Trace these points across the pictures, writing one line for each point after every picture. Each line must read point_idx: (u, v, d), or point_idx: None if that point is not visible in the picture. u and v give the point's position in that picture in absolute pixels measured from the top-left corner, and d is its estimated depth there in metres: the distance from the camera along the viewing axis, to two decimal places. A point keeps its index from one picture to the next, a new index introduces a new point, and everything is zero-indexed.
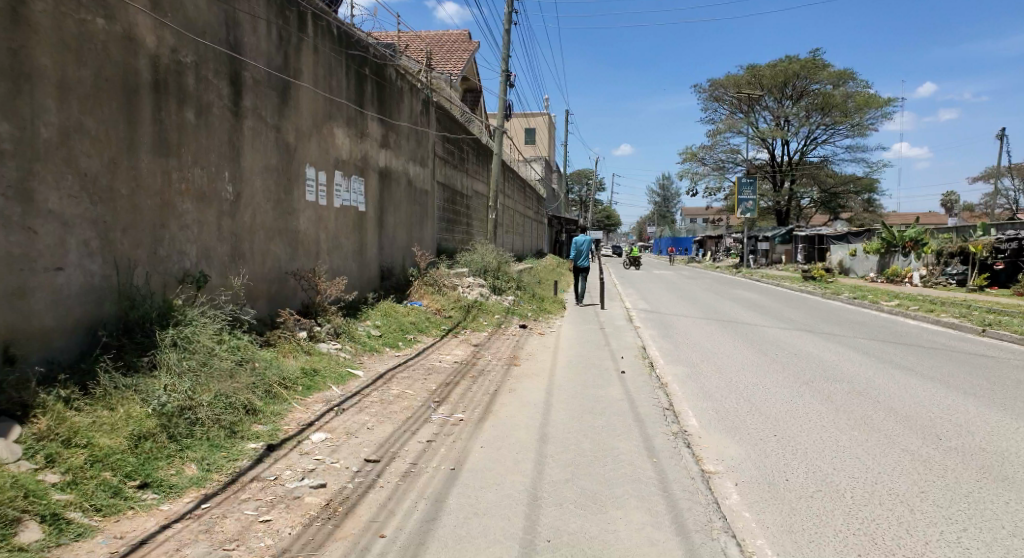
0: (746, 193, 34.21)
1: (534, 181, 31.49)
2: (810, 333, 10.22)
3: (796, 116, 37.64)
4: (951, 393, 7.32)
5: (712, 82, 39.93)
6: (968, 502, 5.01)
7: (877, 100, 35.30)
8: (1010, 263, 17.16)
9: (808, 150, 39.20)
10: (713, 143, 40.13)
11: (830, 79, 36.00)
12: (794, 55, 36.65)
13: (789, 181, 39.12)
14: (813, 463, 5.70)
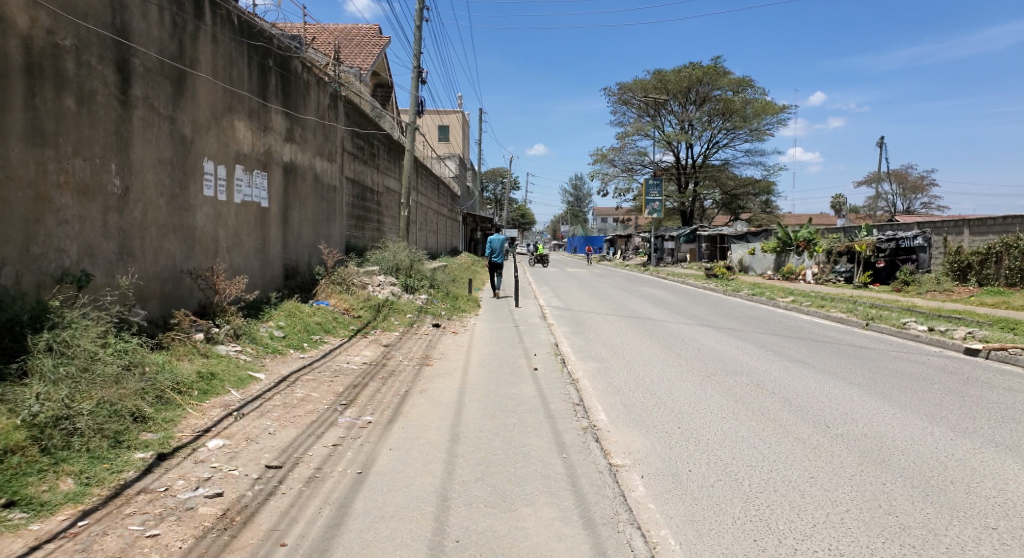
0: (653, 194, 35.22)
1: (447, 179, 31.31)
2: (711, 328, 10.70)
3: (699, 120, 39.40)
4: (839, 383, 7.84)
5: (620, 86, 41.08)
6: (851, 485, 5.39)
7: (773, 108, 37.41)
8: (890, 262, 18.32)
9: (711, 153, 41.03)
10: (622, 145, 41.32)
11: (730, 86, 37.82)
12: (698, 61, 38.22)
13: (694, 183, 40.84)
14: (713, 454, 5.96)
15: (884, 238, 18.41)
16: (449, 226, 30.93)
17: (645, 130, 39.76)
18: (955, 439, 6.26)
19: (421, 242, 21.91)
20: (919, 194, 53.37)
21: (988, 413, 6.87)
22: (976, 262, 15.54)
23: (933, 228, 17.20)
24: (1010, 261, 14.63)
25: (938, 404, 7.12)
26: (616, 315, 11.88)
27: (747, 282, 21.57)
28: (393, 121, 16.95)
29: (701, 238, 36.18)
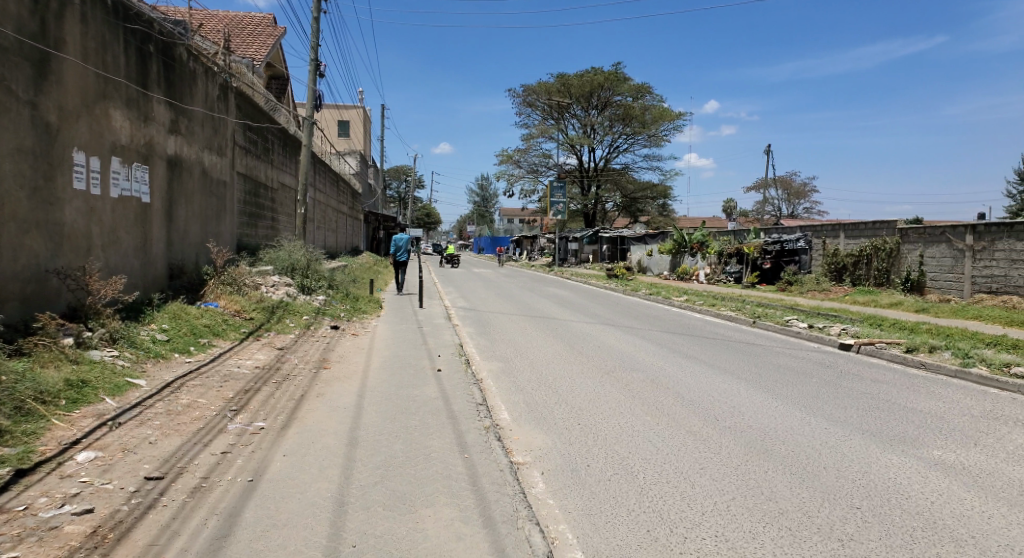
0: (557, 196, 35.86)
1: (348, 177, 30.55)
2: (611, 327, 11.04)
3: (600, 125, 40.58)
4: (727, 378, 8.29)
5: (524, 88, 41.57)
6: (737, 474, 5.70)
7: (669, 115, 39.10)
8: (774, 263, 19.55)
9: (613, 158, 42.37)
10: (527, 146, 41.88)
11: (630, 93, 39.15)
12: (599, 67, 39.38)
13: (596, 186, 41.99)
14: (611, 448, 6.15)
15: (771, 241, 19.60)
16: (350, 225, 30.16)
17: (550, 133, 40.52)
18: (829, 428, 6.77)
19: (319, 242, 21.26)
20: (802, 199, 57.37)
21: (858, 403, 7.48)
22: (850, 263, 16.82)
23: (813, 231, 18.47)
24: (879, 263, 15.95)
25: (815, 395, 7.67)
26: (521, 315, 12.00)
27: (645, 282, 22.40)
28: (289, 115, 16.35)
29: (604, 240, 37.27)
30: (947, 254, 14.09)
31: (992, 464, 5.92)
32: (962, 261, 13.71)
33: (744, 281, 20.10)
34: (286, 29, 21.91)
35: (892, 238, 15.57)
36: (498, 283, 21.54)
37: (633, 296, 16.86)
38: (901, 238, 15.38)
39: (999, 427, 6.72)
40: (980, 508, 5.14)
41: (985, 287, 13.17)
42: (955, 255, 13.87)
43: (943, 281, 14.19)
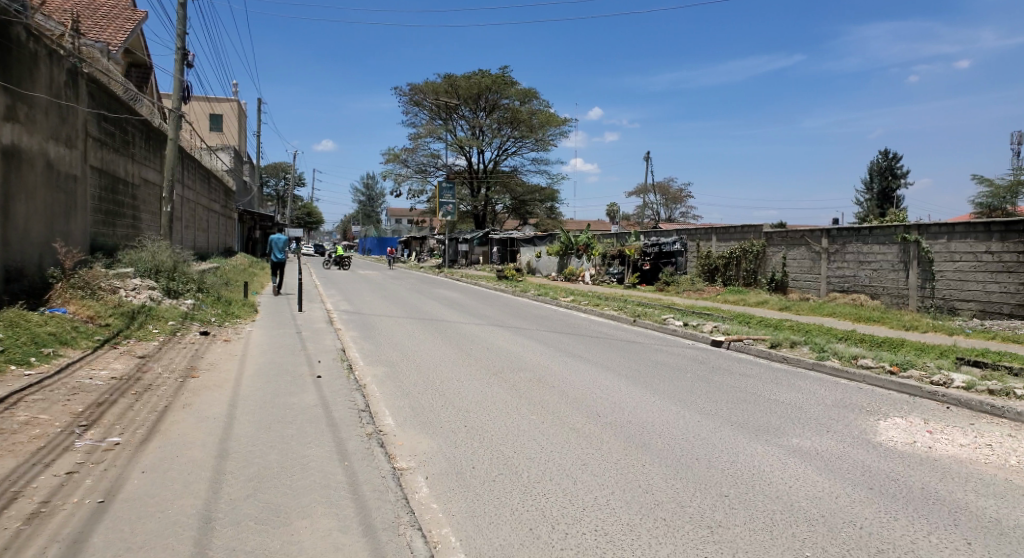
0: (446, 197, 35.65)
1: (221, 174, 28.84)
2: (499, 328, 11.12)
3: (489, 126, 40.96)
4: (609, 375, 8.58)
5: (411, 87, 41.10)
6: (617, 468, 5.91)
7: (555, 120, 40.16)
8: (653, 264, 20.53)
9: (502, 160, 42.88)
10: (414, 146, 41.51)
11: (517, 96, 39.86)
12: (487, 69, 39.69)
13: (485, 188, 42.38)
14: (496, 449, 6.19)
15: (650, 243, 20.57)
16: (223, 224, 28.47)
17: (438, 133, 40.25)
18: (700, 420, 7.17)
19: (188, 242, 19.92)
20: (679, 204, 60.70)
21: (727, 396, 7.97)
22: (721, 264, 17.92)
23: (688, 234, 19.53)
24: (747, 264, 17.11)
25: (690, 390, 8.10)
26: (409, 318, 11.84)
27: (534, 283, 22.83)
28: (152, 105, 15.23)
29: (494, 241, 37.62)
30: (806, 256, 15.34)
31: (841, 448, 6.49)
32: (819, 263, 14.98)
33: (626, 282, 20.98)
34: (147, 13, 20.32)
35: (758, 241, 16.75)
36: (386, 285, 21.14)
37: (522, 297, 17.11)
38: (766, 241, 16.58)
39: (848, 414, 7.39)
40: (830, 489, 5.61)
41: (838, 286, 14.46)
42: (813, 257, 15.13)
43: (803, 280, 15.44)
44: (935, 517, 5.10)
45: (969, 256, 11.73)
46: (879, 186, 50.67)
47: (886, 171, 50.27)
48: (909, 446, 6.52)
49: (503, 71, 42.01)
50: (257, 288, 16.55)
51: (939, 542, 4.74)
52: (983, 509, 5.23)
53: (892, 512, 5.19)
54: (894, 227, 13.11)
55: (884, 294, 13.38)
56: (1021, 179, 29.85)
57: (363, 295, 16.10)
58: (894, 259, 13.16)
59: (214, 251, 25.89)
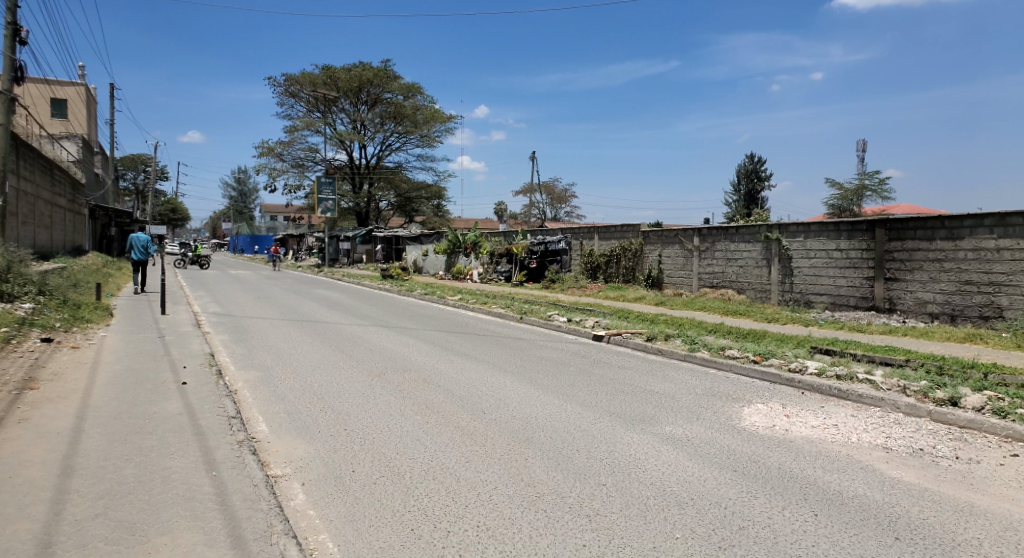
0: (325, 193, 34.44)
1: (67, 165, 26.23)
2: (384, 328, 10.93)
3: (371, 121, 40.16)
4: (495, 372, 8.65)
5: (286, 78, 39.53)
6: (500, 464, 5.97)
7: (440, 116, 40.19)
8: (539, 263, 20.93)
9: (385, 155, 42.40)
10: (291, 140, 40.01)
11: (400, 91, 39.57)
12: (368, 63, 39.01)
13: (368, 184, 41.79)
14: (378, 451, 6.08)
15: (536, 242, 20.99)
16: (71, 221, 26.00)
17: (316, 126, 38.97)
18: (582, 412, 7.40)
19: (27, 241, 18.02)
20: (563, 204, 62.42)
21: (607, 388, 8.26)
22: (603, 262, 18.58)
23: (572, 233, 20.12)
24: (626, 262, 17.84)
25: (571, 384, 8.33)
26: (287, 320, 11.36)
27: (421, 282, 22.69)
28: None
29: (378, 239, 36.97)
30: (680, 254, 16.22)
31: (709, 434, 6.91)
32: (691, 260, 15.88)
33: (512, 280, 21.29)
34: None
35: (636, 240, 17.51)
36: (263, 286, 20.17)
37: (408, 296, 16.92)
38: (644, 240, 17.35)
39: (716, 402, 7.87)
40: (698, 473, 5.96)
41: (709, 282, 15.38)
42: (686, 255, 16.02)
43: (677, 277, 16.30)
44: (788, 493, 5.54)
45: (822, 253, 12.85)
46: (747, 188, 54.30)
47: (753, 175, 54.05)
48: (769, 430, 7.05)
49: (386, 65, 41.48)
50: (115, 290, 15.29)
51: (792, 515, 5.15)
52: (828, 483, 5.75)
53: (753, 491, 5.58)
54: (758, 226, 14.13)
55: (748, 289, 14.39)
56: (865, 183, 33.07)
57: (236, 296, 15.31)
58: (758, 257, 14.17)
59: (60, 250, 23.60)
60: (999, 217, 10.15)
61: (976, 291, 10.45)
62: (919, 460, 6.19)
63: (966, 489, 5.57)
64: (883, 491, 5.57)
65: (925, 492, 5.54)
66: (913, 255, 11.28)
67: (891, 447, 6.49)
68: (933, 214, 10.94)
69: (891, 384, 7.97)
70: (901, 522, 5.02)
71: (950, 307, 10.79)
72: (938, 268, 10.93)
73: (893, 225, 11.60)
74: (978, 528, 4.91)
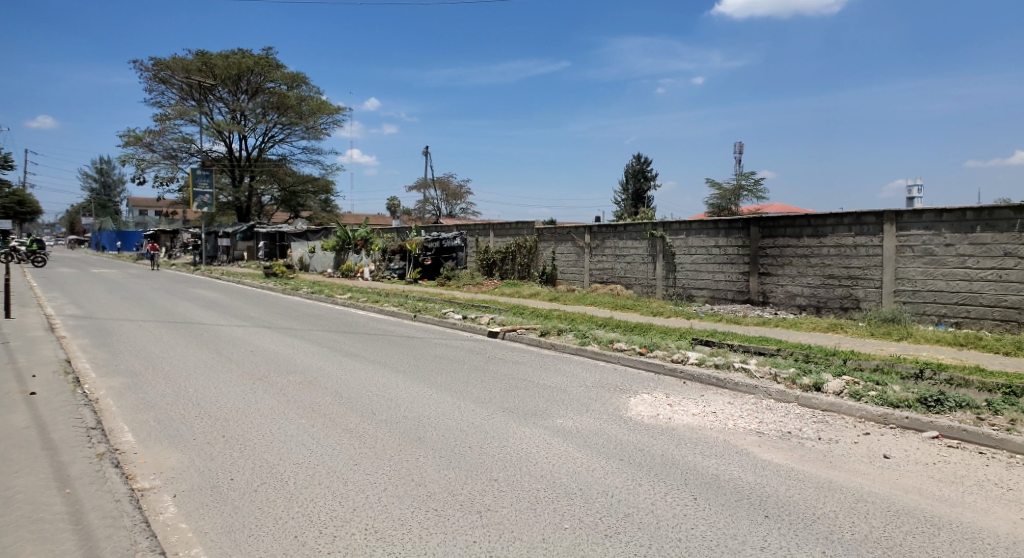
0: (201, 185, 32.51)
1: None
2: (267, 329, 10.45)
3: (251, 111, 38.26)
4: (386, 372, 8.48)
5: (155, 63, 37.11)
6: (390, 465, 5.85)
7: (327, 108, 39.22)
8: (433, 260, 20.75)
9: (268, 147, 40.81)
10: (162, 129, 37.60)
11: (284, 81, 38.27)
12: (248, 50, 37.42)
13: (249, 177, 40.48)
14: (259, 457, 5.78)
15: (430, 239, 20.80)
16: None
17: (190, 115, 36.77)
18: (475, 409, 7.39)
19: None
20: (458, 200, 62.49)
21: (501, 384, 8.30)
22: (499, 259, 18.73)
23: (468, 231, 20.20)
24: (522, 259, 18.05)
25: (464, 381, 8.30)
26: (159, 322, 10.61)
27: (309, 280, 21.99)
28: None
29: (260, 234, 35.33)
30: (572, 251, 16.62)
31: (598, 425, 7.10)
32: (583, 257, 16.31)
33: (406, 277, 21.03)
34: None
35: (531, 237, 17.76)
36: (132, 285, 18.76)
37: (296, 294, 16.32)
38: (538, 237, 17.63)
39: (605, 394, 8.11)
40: (587, 463, 6.10)
41: (600, 278, 15.84)
42: (578, 252, 16.44)
43: (570, 274, 16.70)
44: (670, 480, 5.78)
45: (702, 250, 13.55)
46: (635, 188, 56.56)
47: (640, 174, 56.48)
48: (654, 418, 7.35)
49: (268, 54, 39.90)
50: None
51: (673, 500, 5.38)
52: (707, 468, 6.05)
53: (638, 479, 5.78)
54: (645, 224, 14.70)
55: (636, 285, 14.96)
56: (741, 183, 35.29)
57: (99, 298, 14.11)
58: (645, 253, 14.75)
59: None
60: (856, 216, 11.09)
61: (837, 284, 11.37)
62: (787, 442, 6.64)
63: (827, 467, 6.04)
64: (756, 473, 5.93)
65: (792, 472, 5.94)
66: (783, 252, 12.13)
67: (763, 431, 6.92)
68: (800, 213, 11.80)
69: (763, 372, 8.53)
70: (771, 501, 5.36)
71: (816, 299, 11.70)
72: (805, 263, 11.81)
73: (765, 223, 12.42)
74: (836, 502, 5.32)
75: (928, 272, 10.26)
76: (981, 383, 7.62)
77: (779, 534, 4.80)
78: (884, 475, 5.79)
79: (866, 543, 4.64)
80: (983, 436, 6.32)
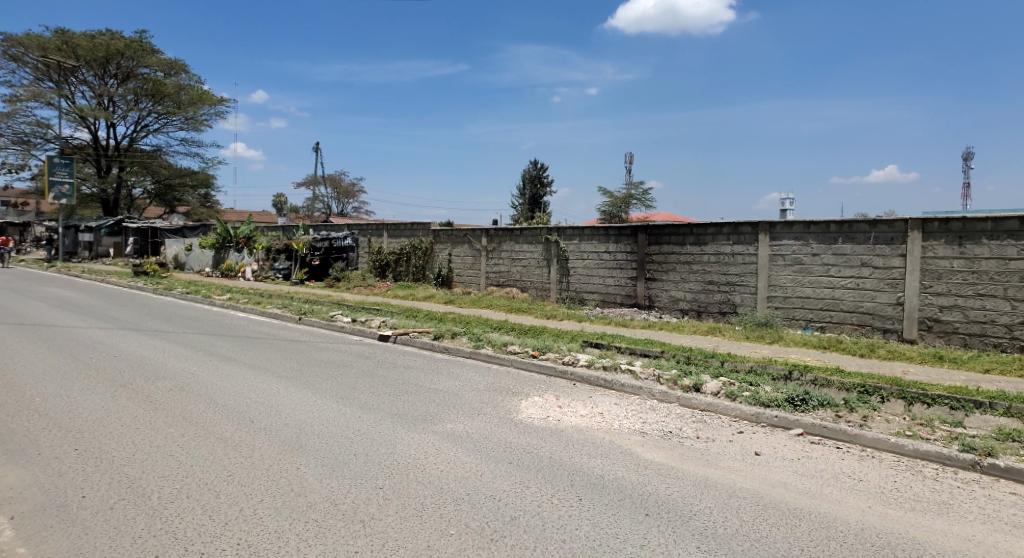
0: (59, 174, 29.91)
1: None
2: (134, 333, 9.70)
3: (121, 97, 35.66)
4: (267, 377, 8.09)
5: (6, 39, 33.81)
6: (268, 475, 5.56)
7: (208, 98, 37.35)
8: (323, 259, 20.18)
9: (139, 136, 38.24)
10: (12, 112, 34.27)
11: (159, 66, 36.19)
12: (117, 32, 34.99)
13: (117, 167, 37.71)
14: (117, 471, 5.33)
15: (319, 238, 20.21)
16: None
17: (46, 98, 33.73)
18: (361, 415, 7.18)
19: None
20: (350, 199, 61.07)
21: (390, 389, 8.12)
22: (392, 260, 18.45)
23: (360, 231, 19.76)
24: (416, 260, 17.86)
25: (351, 387, 8.06)
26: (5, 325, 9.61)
27: (183, 280, 20.74)
28: None
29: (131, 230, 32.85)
30: (468, 253, 16.61)
31: (488, 428, 7.09)
32: (479, 260, 16.34)
33: (293, 278, 20.29)
34: None
35: (426, 239, 17.60)
36: None
37: (169, 295, 15.29)
38: (433, 239, 17.50)
39: (496, 397, 8.12)
40: (475, 468, 6.07)
41: (496, 281, 15.93)
42: (474, 254, 16.45)
43: (466, 276, 16.69)
44: (556, 482, 5.85)
45: (594, 255, 13.92)
46: (531, 192, 57.45)
47: (536, 179, 57.47)
48: (544, 421, 7.43)
49: (141, 37, 37.48)
50: None
51: (559, 502, 5.44)
52: (592, 468, 6.18)
53: (526, 481, 5.81)
54: (540, 229, 14.92)
55: (531, 288, 15.16)
56: (631, 193, 36.72)
57: None
58: (540, 257, 14.97)
59: None
60: (734, 226, 11.77)
61: (717, 290, 12.02)
62: (668, 441, 6.91)
63: (702, 464, 6.32)
64: (638, 473, 6.11)
65: (671, 470, 6.18)
66: (668, 259, 12.68)
67: (646, 432, 7.16)
68: (684, 222, 12.38)
69: (647, 374, 8.85)
70: (651, 499, 5.54)
71: (697, 304, 12.31)
72: (688, 270, 12.40)
73: (652, 231, 12.94)
74: (710, 498, 5.57)
75: (797, 279, 11.04)
76: (840, 383, 8.26)
77: (658, 532, 4.96)
78: (754, 472, 6.14)
79: (736, 537, 4.88)
80: (840, 432, 6.84)
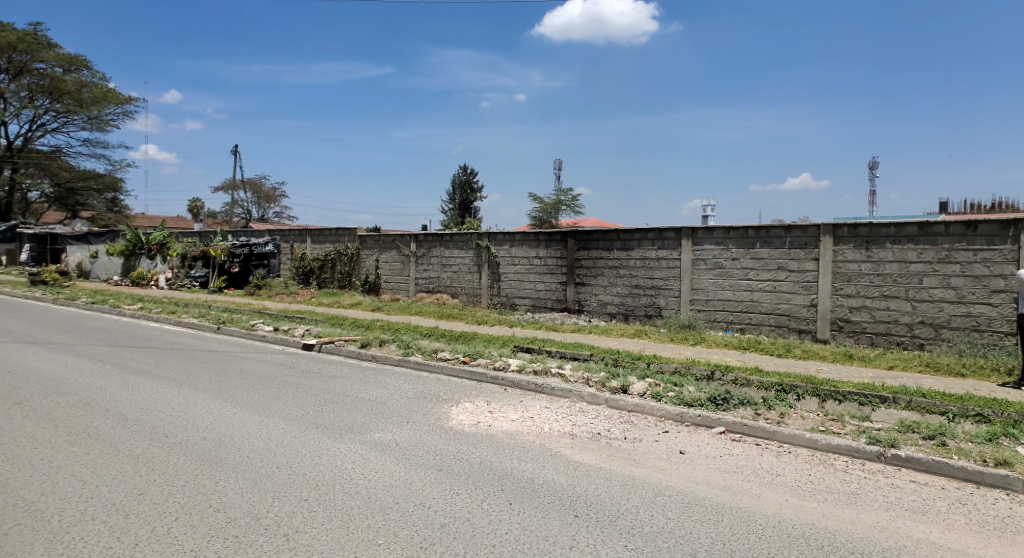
0: None
1: None
2: (31, 346, 9.07)
3: (14, 94, 33.41)
4: (182, 390, 7.71)
5: None
6: (183, 492, 5.28)
7: (115, 96, 35.53)
8: (242, 266, 19.52)
9: (35, 136, 35.93)
10: None
11: (58, 62, 34.17)
12: (8, 24, 32.81)
13: (10, 169, 35.29)
14: (12, 495, 4.96)
15: (238, 244, 19.54)
16: None
17: None
18: (284, 427, 6.93)
19: None
20: (271, 204, 59.33)
21: (315, 399, 7.89)
22: (317, 266, 18.04)
23: (282, 237, 19.19)
24: (341, 266, 17.52)
25: (274, 397, 7.79)
26: None
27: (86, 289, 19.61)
28: None
29: (25, 237, 30.68)
30: (397, 259, 16.39)
31: (417, 436, 6.99)
32: (408, 265, 16.15)
33: (210, 286, 19.52)
34: None
35: (353, 245, 17.27)
36: None
37: (72, 305, 14.39)
38: (360, 245, 17.19)
39: (425, 404, 8.02)
40: (404, 476, 5.96)
41: (426, 287, 15.78)
42: (403, 260, 16.25)
43: (395, 282, 16.47)
44: (486, 487, 5.82)
45: (524, 260, 14.01)
46: (460, 197, 57.43)
47: (466, 184, 57.49)
48: (474, 426, 7.39)
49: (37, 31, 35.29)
50: None
51: (489, 507, 5.41)
52: (522, 472, 6.18)
53: (455, 488, 5.75)
54: (470, 234, 14.88)
55: (461, 294, 15.10)
56: (560, 198, 37.18)
57: None
58: (470, 263, 14.93)
59: None
60: (659, 231, 12.09)
61: (643, 293, 12.30)
62: (596, 443, 7.00)
63: (629, 464, 6.43)
64: (567, 475, 6.15)
65: (600, 471, 6.26)
66: (596, 263, 12.90)
67: (575, 434, 7.23)
68: (611, 228, 12.63)
69: (576, 377, 8.96)
70: (580, 501, 5.59)
71: (624, 307, 12.56)
72: (615, 274, 12.65)
73: (580, 236, 13.13)
74: (638, 497, 5.67)
75: (719, 283, 11.44)
76: (759, 382, 8.59)
77: (587, 532, 5.01)
78: (679, 470, 6.29)
79: (662, 534, 4.98)
80: (759, 429, 7.11)
